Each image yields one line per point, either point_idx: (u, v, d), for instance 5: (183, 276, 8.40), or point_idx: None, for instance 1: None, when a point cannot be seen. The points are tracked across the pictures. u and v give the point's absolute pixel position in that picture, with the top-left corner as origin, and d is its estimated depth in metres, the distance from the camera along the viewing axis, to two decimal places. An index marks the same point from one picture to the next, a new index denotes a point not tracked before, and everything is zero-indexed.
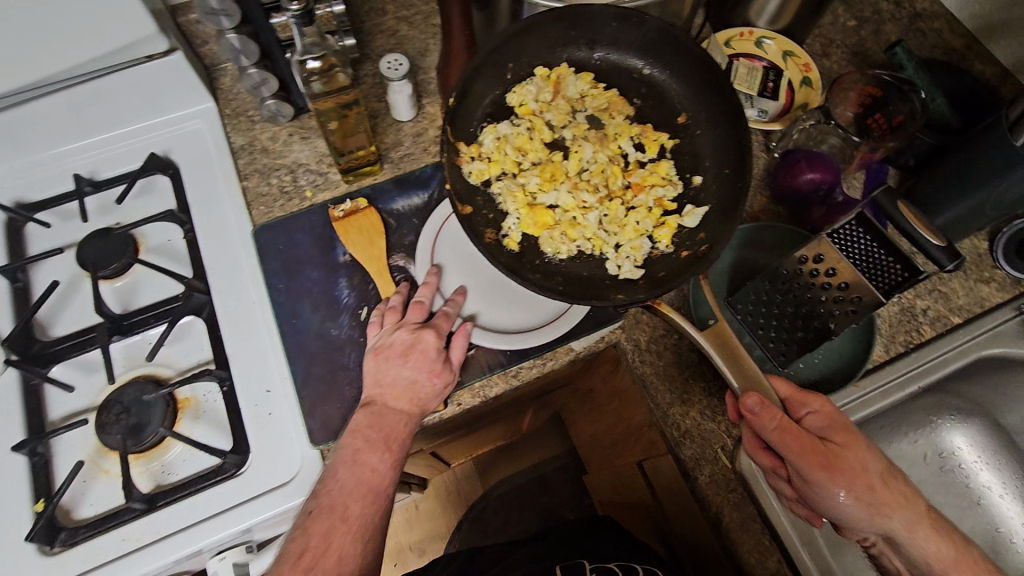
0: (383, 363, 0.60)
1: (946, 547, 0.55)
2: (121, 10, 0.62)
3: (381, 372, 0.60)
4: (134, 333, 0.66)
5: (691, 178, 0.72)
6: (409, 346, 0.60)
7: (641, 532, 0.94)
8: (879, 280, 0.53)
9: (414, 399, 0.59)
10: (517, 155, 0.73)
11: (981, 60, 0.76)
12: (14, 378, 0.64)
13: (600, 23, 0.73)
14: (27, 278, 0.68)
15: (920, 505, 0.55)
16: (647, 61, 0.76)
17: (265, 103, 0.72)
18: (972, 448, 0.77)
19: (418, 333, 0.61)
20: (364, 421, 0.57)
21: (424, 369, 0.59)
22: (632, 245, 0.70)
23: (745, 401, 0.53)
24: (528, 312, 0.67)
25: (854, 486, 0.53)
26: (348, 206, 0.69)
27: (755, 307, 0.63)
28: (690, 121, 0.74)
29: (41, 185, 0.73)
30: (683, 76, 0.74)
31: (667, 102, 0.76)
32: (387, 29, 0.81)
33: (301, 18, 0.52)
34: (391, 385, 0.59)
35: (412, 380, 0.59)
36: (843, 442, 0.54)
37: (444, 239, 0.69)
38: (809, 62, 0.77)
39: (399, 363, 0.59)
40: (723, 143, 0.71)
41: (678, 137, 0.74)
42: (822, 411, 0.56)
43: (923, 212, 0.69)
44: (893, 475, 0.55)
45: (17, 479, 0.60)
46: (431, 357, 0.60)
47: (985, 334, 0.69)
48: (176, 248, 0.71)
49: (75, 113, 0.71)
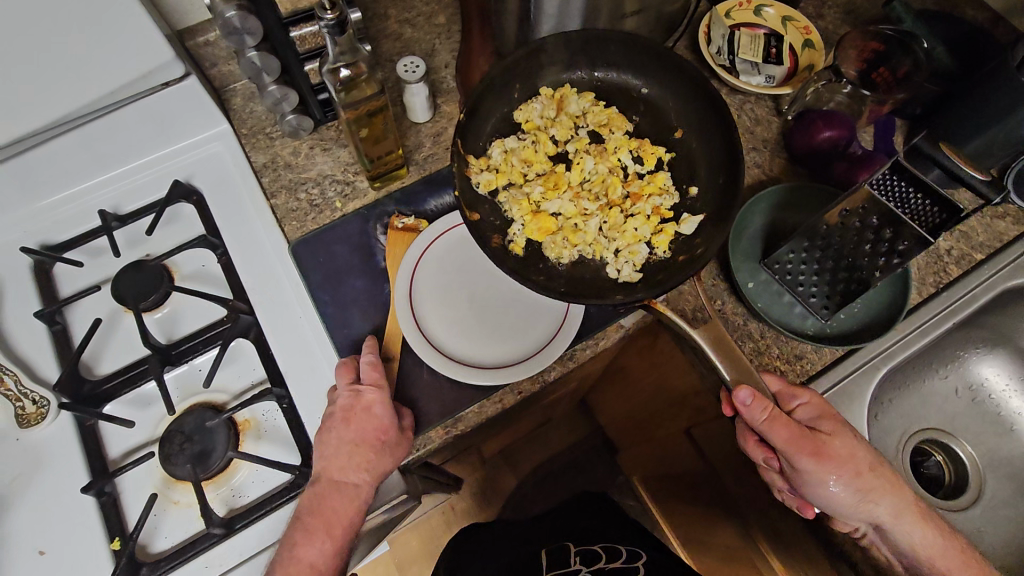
0: (329, 433, 0.58)
1: (930, 530, 0.58)
2: (140, 37, 0.62)
3: (328, 441, 0.57)
4: (183, 362, 0.65)
5: (687, 188, 0.72)
6: (350, 409, 0.58)
7: (688, 500, 0.97)
8: (922, 221, 0.54)
9: (362, 467, 0.56)
10: (523, 164, 0.74)
11: (971, 6, 0.80)
12: (69, 421, 0.63)
13: (602, 45, 0.73)
14: (64, 319, 0.67)
15: (907, 495, 0.58)
16: (644, 81, 0.75)
17: (286, 118, 0.72)
18: (1001, 377, 0.80)
19: (361, 394, 0.59)
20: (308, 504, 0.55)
21: (371, 431, 0.57)
22: (629, 250, 0.69)
23: (738, 392, 0.56)
24: (515, 344, 0.64)
25: (844, 474, 0.56)
26: (411, 220, 0.70)
27: (795, 263, 0.66)
28: (687, 137, 0.74)
29: (63, 225, 0.72)
30: (679, 94, 0.73)
31: (664, 118, 0.75)
32: (392, 32, 0.82)
33: (334, 28, 0.53)
34: (337, 456, 0.56)
35: (358, 445, 0.56)
36: (832, 432, 0.57)
37: (422, 282, 0.66)
38: (809, 25, 0.79)
39: (342, 432, 0.57)
40: (716, 152, 0.71)
41: (675, 151, 0.74)
42: (812, 403, 0.59)
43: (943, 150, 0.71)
44: (880, 464, 0.58)
45: (88, 521, 0.59)
46: (376, 415, 0.58)
47: (1008, 267, 0.72)
48: (211, 273, 0.70)
49: (90, 147, 0.70)
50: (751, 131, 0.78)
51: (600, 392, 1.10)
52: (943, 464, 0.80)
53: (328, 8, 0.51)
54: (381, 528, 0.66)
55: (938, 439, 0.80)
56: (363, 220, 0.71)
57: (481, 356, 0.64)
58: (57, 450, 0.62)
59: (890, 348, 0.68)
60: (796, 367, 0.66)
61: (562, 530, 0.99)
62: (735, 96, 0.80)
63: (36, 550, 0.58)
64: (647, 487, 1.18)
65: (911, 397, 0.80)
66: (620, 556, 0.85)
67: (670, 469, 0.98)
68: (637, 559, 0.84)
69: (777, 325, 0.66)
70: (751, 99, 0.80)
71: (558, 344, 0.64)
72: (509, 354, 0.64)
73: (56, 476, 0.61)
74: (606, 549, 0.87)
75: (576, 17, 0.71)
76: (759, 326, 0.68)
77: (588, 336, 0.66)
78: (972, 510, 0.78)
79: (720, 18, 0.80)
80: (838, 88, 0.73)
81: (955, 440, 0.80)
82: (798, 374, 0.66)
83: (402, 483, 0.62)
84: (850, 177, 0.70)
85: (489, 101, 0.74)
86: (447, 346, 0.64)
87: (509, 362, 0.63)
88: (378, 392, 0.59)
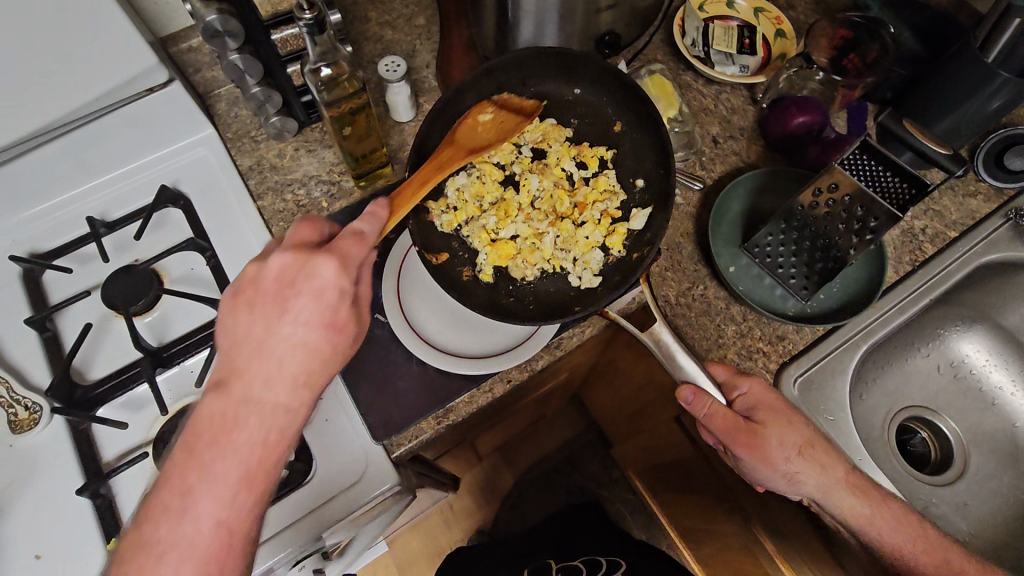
0: (249, 312, 0.45)
1: (861, 504, 0.57)
2: (122, 45, 0.64)
3: (244, 322, 0.45)
4: (174, 363, 0.65)
5: (633, 182, 0.73)
6: (293, 281, 0.46)
7: (682, 488, 0.97)
8: (891, 198, 0.55)
9: (287, 376, 0.45)
10: (484, 188, 0.74)
11: None
12: (63, 426, 0.63)
13: (531, 61, 0.72)
14: (55, 326, 0.68)
15: (840, 472, 0.58)
16: (576, 84, 0.75)
17: (270, 121, 0.73)
18: (981, 352, 0.81)
19: (311, 262, 0.47)
20: (203, 415, 0.43)
21: (312, 320, 0.45)
22: (583, 259, 0.71)
23: (681, 391, 0.58)
24: (496, 337, 0.65)
25: (774, 461, 0.57)
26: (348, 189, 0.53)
27: (774, 246, 0.68)
28: (626, 129, 0.74)
29: (52, 233, 0.72)
30: (613, 93, 0.74)
31: (603, 116, 0.76)
32: (373, 34, 0.83)
33: (313, 27, 0.54)
34: (256, 353, 0.44)
35: (295, 338, 0.45)
36: (766, 421, 0.58)
37: (406, 284, 0.67)
38: (779, 15, 0.82)
39: (276, 318, 0.45)
40: (649, 145, 0.72)
41: (615, 146, 0.75)
42: (750, 393, 0.59)
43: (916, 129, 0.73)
44: (814, 446, 0.58)
45: (85, 524, 0.59)
46: (327, 304, 0.46)
47: (981, 243, 0.74)
48: (201, 275, 0.71)
49: (77, 156, 0.71)
50: (728, 120, 0.80)
51: (590, 385, 1.12)
52: (929, 440, 0.81)
53: (306, 8, 0.53)
54: (378, 521, 0.66)
55: (923, 416, 0.82)
56: (350, 218, 0.73)
57: (469, 347, 0.65)
58: (51, 455, 0.62)
59: (868, 325, 0.69)
60: (779, 347, 0.68)
61: (559, 543, 1.03)
62: (711, 87, 0.82)
63: (33, 555, 0.59)
64: (645, 481, 1.17)
65: (895, 375, 0.81)
66: (602, 567, 0.88)
67: (662, 458, 0.99)
68: (617, 569, 0.86)
69: (759, 306, 0.67)
70: (727, 89, 0.82)
71: (541, 335, 0.64)
72: (491, 348, 0.65)
73: (50, 480, 0.61)
74: (588, 565, 0.89)
75: (554, 15, 0.72)
76: (741, 308, 0.69)
77: (572, 325, 0.67)
78: (958, 484, 0.79)
79: (693, 11, 0.82)
80: (811, 75, 0.76)
81: (939, 416, 0.82)
82: (781, 353, 0.68)
83: (395, 473, 0.61)
84: (823, 159, 0.73)
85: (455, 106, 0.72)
86: (440, 340, 0.65)
87: (495, 352, 0.64)
88: (338, 266, 0.47)
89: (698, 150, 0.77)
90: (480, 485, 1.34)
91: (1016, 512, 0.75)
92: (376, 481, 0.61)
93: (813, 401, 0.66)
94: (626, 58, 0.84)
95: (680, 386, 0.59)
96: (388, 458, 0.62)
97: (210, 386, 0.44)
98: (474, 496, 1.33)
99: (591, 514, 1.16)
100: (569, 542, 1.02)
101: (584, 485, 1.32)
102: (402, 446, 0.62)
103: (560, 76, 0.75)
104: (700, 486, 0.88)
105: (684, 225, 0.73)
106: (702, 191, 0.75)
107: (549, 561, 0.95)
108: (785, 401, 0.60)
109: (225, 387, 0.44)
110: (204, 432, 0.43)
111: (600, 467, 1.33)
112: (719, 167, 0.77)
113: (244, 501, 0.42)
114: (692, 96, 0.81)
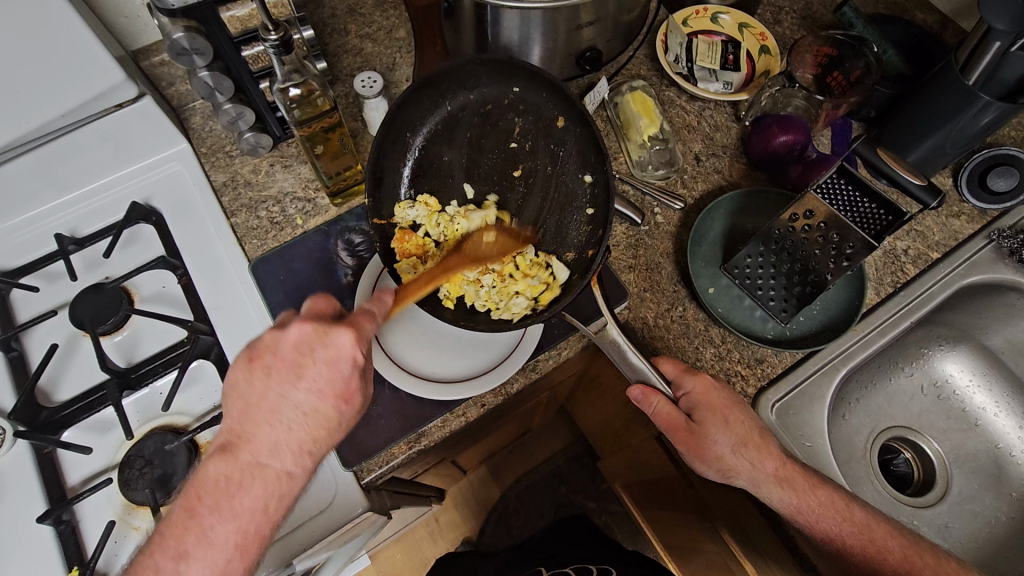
0: (266, 377, 0.47)
1: (791, 496, 0.58)
2: (88, 59, 0.63)
3: (259, 385, 0.47)
4: (142, 385, 0.64)
5: (580, 179, 0.69)
6: (310, 348, 0.47)
7: (665, 504, 0.95)
8: (867, 225, 0.54)
9: (294, 445, 0.47)
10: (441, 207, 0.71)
11: (920, 10, 0.84)
12: (26, 450, 0.62)
13: (467, 68, 0.68)
14: (21, 346, 0.66)
15: (768, 467, 0.59)
16: (515, 84, 0.69)
17: (243, 137, 0.72)
18: (964, 372, 0.81)
19: (329, 334, 0.48)
20: (206, 478, 0.46)
21: (322, 389, 0.47)
22: (508, 303, 0.65)
23: (630, 390, 0.60)
24: (468, 359, 0.64)
25: (705, 456, 0.59)
26: (309, 311, 0.51)
27: (754, 267, 0.67)
28: (569, 124, 0.69)
29: (20, 250, 0.70)
30: (547, 92, 0.68)
31: (544, 112, 0.70)
32: (352, 47, 0.82)
33: (279, 48, 0.54)
34: (266, 416, 0.47)
35: (304, 407, 0.47)
36: (705, 420, 0.59)
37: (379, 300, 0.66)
38: (764, 31, 0.81)
39: (288, 385, 0.47)
40: (588, 150, 0.68)
41: (560, 145, 0.70)
42: (693, 392, 0.60)
43: (898, 149, 0.72)
44: (749, 443, 0.59)
45: (46, 552, 0.58)
46: (340, 376, 0.48)
47: (963, 264, 0.73)
48: (173, 294, 0.69)
49: (46, 172, 0.69)
50: (711, 137, 0.79)
51: (576, 399, 1.11)
52: (912, 461, 0.80)
53: (271, 29, 0.52)
54: (353, 545, 0.65)
55: (906, 437, 0.80)
56: (324, 236, 0.71)
57: (442, 368, 0.64)
58: (13, 480, 0.60)
59: (849, 349, 0.69)
60: (757, 370, 0.67)
61: (536, 553, 1.01)
62: (694, 104, 0.81)
63: None
64: (629, 494, 1.16)
65: (877, 395, 0.80)
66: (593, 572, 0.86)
67: (646, 475, 0.97)
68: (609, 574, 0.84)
69: (736, 329, 0.66)
70: (710, 105, 0.81)
71: (517, 357, 0.64)
72: (463, 372, 0.63)
73: (11, 506, 0.60)
74: (578, 569, 0.88)
75: (534, 34, 0.71)
76: (721, 330, 0.68)
77: (549, 347, 0.66)
78: (940, 506, 0.77)
79: (678, 26, 0.80)
80: (793, 94, 0.76)
81: (922, 437, 0.80)
82: (759, 377, 0.67)
83: (365, 498, 0.60)
84: (803, 180, 0.72)
85: (405, 116, 0.69)
86: (407, 359, 0.64)
87: (467, 374, 0.63)
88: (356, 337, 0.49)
89: (680, 167, 0.76)
90: (468, 498, 1.33)
91: (996, 534, 0.74)
92: (347, 506, 0.59)
93: (794, 427, 0.65)
94: (609, 73, 0.84)
95: (630, 386, 0.61)
96: (359, 484, 0.60)
97: (218, 447, 0.47)
98: (462, 508, 1.32)
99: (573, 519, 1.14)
100: (551, 550, 1.00)
101: (572, 497, 1.31)
102: (372, 472, 0.61)
103: (496, 78, 0.69)
104: (681, 507, 0.86)
105: (664, 244, 0.72)
106: (683, 210, 0.74)
107: (540, 569, 0.92)
108: (731, 399, 0.61)
109: (232, 451, 0.47)
110: (207, 495, 0.45)
111: (588, 479, 1.32)
112: (701, 185, 0.76)
113: (238, 564, 0.45)
114: (675, 113, 0.80)
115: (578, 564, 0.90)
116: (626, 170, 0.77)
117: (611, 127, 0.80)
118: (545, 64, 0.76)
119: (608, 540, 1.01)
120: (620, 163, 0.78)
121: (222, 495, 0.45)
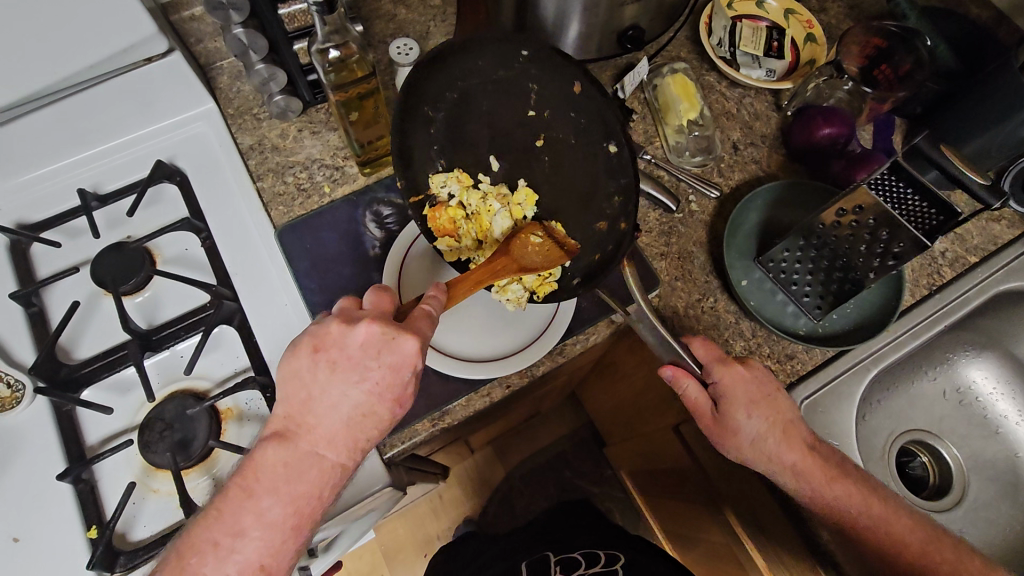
0: (330, 370, 0.48)
1: (815, 492, 0.58)
2: (119, 9, 0.61)
3: (322, 377, 0.48)
4: (163, 348, 0.63)
5: (607, 147, 0.59)
6: (380, 347, 0.48)
7: (672, 494, 0.95)
8: (917, 222, 0.54)
9: (342, 446, 0.48)
10: (473, 180, 0.68)
11: (976, 5, 0.81)
12: (45, 406, 0.61)
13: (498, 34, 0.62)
14: (41, 302, 0.65)
15: (789, 459, 0.58)
16: (525, 47, 0.61)
17: (273, 99, 0.71)
18: (988, 380, 0.80)
19: (395, 339, 0.48)
20: (264, 463, 0.47)
21: (381, 392, 0.48)
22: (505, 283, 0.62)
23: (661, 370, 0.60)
24: (501, 338, 0.64)
25: (726, 444, 0.60)
26: (372, 305, 0.51)
27: (790, 262, 0.66)
28: (586, 87, 0.59)
29: (42, 204, 0.69)
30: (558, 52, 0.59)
31: (561, 94, 0.62)
32: (385, 13, 0.79)
33: (321, 6, 0.51)
34: (324, 409, 0.48)
35: (361, 406, 0.48)
36: (731, 412, 0.58)
37: (409, 278, 0.66)
38: (812, 18, 0.78)
39: (349, 383, 0.48)
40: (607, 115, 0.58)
41: (575, 111, 0.61)
42: (721, 383, 0.59)
43: (953, 141, 0.69)
44: (772, 435, 0.59)
45: (65, 509, 0.57)
46: (403, 380, 0.49)
47: (1001, 271, 0.72)
48: (195, 257, 0.68)
49: (69, 125, 0.68)
50: (750, 126, 0.77)
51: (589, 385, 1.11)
52: (928, 465, 0.80)
53: None
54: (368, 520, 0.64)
55: (924, 440, 0.80)
56: (352, 206, 0.70)
57: (478, 348, 0.63)
58: (32, 437, 0.60)
59: (880, 350, 0.68)
60: (786, 366, 0.66)
61: (542, 536, 1.01)
62: (735, 90, 0.79)
63: (10, 538, 0.57)
64: (635, 482, 1.16)
65: (899, 398, 0.79)
66: (600, 561, 0.86)
67: (655, 463, 0.97)
68: (616, 562, 0.84)
69: (770, 323, 0.65)
70: (751, 92, 0.79)
71: (548, 338, 0.63)
72: (497, 351, 0.63)
73: (29, 462, 0.59)
74: (585, 555, 0.88)
75: (577, 7, 0.68)
76: (751, 324, 0.67)
77: (577, 331, 0.65)
78: (955, 511, 0.77)
79: (722, 9, 0.78)
80: (838, 84, 0.75)
81: (941, 442, 0.80)
82: (788, 373, 0.66)
83: (386, 473, 0.60)
84: (848, 175, 0.71)
85: (434, 83, 0.64)
86: (442, 340, 0.63)
87: (497, 355, 0.62)
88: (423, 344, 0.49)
89: (717, 155, 0.74)
90: (472, 478, 1.33)
91: (1009, 542, 0.74)
92: (366, 482, 0.59)
93: (820, 424, 0.65)
94: (648, 54, 0.81)
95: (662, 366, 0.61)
96: (379, 458, 0.60)
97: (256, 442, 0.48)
98: (466, 487, 1.32)
99: (578, 504, 1.14)
100: (558, 534, 1.00)
101: (575, 482, 1.32)
102: (395, 448, 0.60)
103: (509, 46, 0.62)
104: (688, 499, 0.86)
105: (697, 233, 0.70)
106: (718, 199, 0.72)
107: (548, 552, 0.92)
108: (760, 389, 0.60)
109: (289, 438, 0.48)
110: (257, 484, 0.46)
111: (591, 466, 1.33)
112: (737, 174, 0.74)
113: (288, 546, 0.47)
114: (714, 99, 0.78)
115: (585, 549, 0.90)
116: (662, 154, 0.75)
117: (647, 110, 0.77)
118: (584, 41, 0.74)
119: (614, 526, 1.01)
120: (656, 146, 0.75)
121: (278, 479, 0.46)
